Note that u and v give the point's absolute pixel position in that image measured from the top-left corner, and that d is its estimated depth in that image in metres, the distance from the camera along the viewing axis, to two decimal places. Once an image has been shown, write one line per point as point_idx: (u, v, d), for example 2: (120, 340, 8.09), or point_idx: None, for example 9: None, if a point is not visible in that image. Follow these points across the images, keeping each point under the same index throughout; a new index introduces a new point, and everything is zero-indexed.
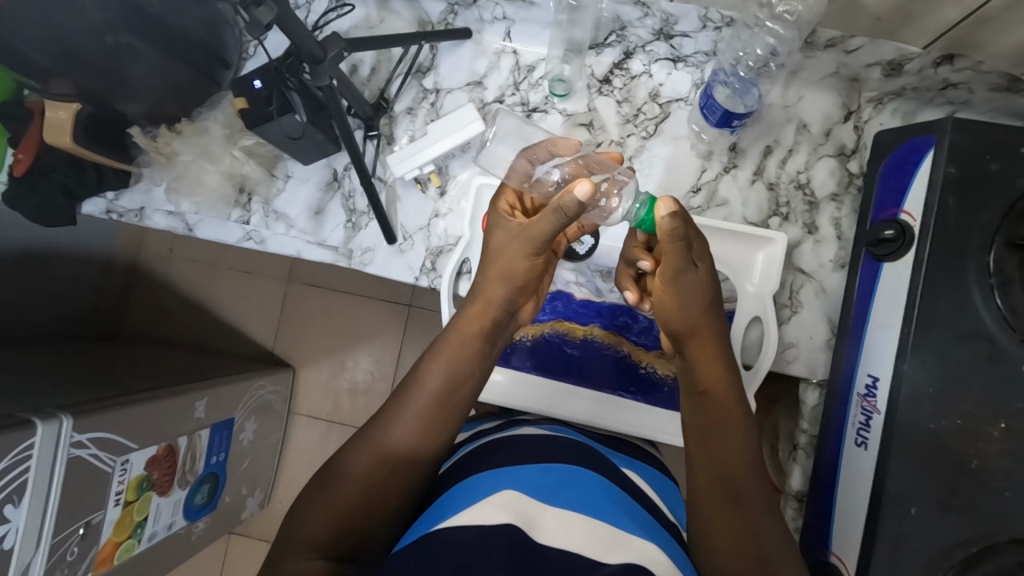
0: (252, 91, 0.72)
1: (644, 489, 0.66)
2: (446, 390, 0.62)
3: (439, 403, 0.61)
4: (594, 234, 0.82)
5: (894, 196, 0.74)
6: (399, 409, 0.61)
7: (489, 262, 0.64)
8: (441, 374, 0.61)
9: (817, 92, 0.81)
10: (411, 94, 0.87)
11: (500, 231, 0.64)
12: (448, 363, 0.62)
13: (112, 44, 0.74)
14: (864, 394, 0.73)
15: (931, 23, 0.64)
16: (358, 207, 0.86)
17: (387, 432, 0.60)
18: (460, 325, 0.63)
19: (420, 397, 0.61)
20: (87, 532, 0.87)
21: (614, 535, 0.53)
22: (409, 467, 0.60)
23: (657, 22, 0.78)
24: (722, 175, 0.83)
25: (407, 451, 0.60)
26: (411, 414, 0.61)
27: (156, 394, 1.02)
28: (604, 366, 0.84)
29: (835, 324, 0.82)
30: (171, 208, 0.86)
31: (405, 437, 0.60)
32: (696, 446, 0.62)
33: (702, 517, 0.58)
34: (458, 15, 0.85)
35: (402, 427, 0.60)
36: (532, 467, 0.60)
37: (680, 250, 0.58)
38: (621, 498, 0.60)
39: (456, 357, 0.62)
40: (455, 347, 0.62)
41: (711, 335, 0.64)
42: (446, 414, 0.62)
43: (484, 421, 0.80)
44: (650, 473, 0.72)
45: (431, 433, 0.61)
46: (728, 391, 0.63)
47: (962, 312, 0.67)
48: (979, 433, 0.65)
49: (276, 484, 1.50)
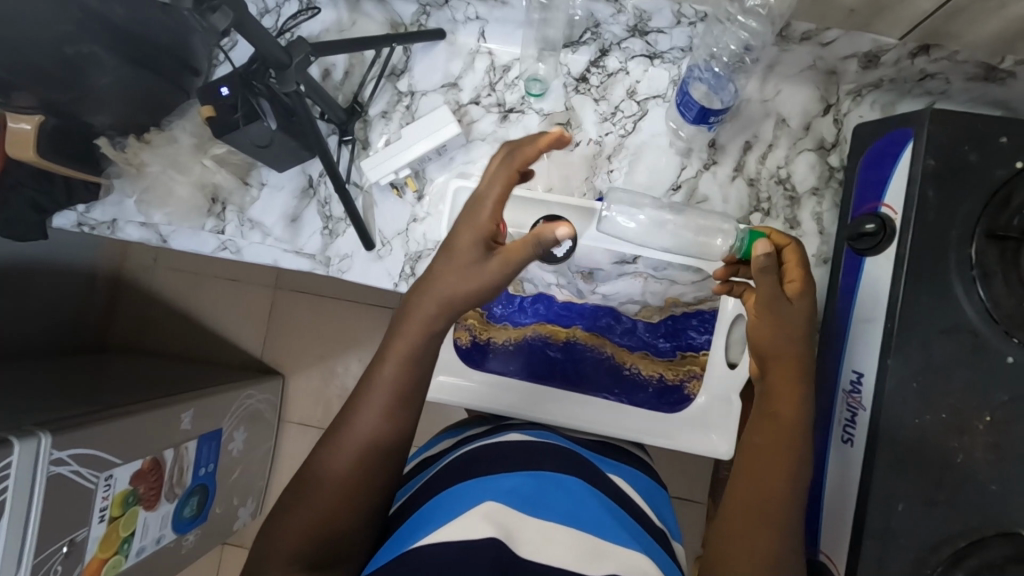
0: (218, 99, 0.71)
1: (631, 495, 0.65)
2: (405, 384, 0.61)
3: (404, 391, 0.61)
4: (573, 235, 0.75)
5: (874, 189, 0.73)
6: (361, 404, 0.60)
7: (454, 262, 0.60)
8: (399, 362, 0.60)
9: (795, 85, 0.80)
10: (386, 97, 0.85)
11: (465, 231, 0.61)
12: (406, 350, 0.60)
13: (71, 55, 0.74)
14: (849, 391, 0.72)
15: (905, 15, 0.64)
16: (334, 213, 0.84)
17: (353, 428, 0.59)
18: (410, 320, 0.61)
19: (381, 387, 0.60)
20: (71, 550, 0.85)
21: (597, 546, 0.53)
22: (382, 458, 0.59)
23: (631, 18, 0.77)
24: (701, 171, 0.82)
25: (375, 445, 0.59)
26: (374, 407, 0.60)
27: (141, 407, 1.00)
28: (588, 368, 0.83)
29: (819, 319, 0.81)
30: (143, 219, 0.85)
31: (370, 433, 0.59)
32: (738, 476, 0.61)
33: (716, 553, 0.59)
34: (430, 16, 0.83)
35: (368, 419, 0.59)
36: (514, 473, 0.59)
37: (773, 281, 0.61)
38: (607, 505, 0.59)
39: (411, 347, 0.60)
40: (415, 332, 0.60)
41: (797, 366, 0.62)
42: (409, 399, 0.61)
43: (469, 426, 0.79)
44: (637, 476, 0.71)
45: (398, 419, 0.60)
46: (797, 415, 0.61)
47: (945, 305, 0.66)
48: (965, 427, 0.65)
49: (268, 493, 1.48)
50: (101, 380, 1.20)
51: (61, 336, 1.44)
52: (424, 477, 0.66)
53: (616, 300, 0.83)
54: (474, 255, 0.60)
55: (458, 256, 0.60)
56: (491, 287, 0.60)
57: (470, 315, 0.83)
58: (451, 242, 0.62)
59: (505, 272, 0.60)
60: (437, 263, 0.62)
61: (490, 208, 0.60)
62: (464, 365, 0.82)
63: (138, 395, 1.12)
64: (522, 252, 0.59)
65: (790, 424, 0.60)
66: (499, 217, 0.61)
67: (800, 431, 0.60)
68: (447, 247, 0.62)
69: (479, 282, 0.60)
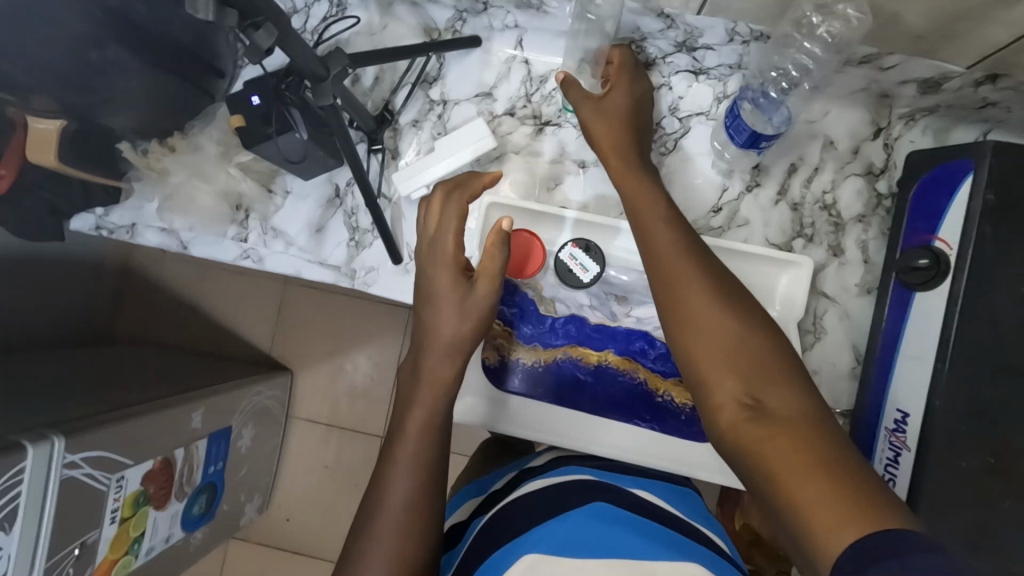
0: (249, 109, 0.67)
1: (653, 503, 0.64)
2: (429, 448, 0.60)
3: (428, 461, 0.59)
4: (599, 261, 0.77)
5: (928, 221, 0.70)
6: (384, 488, 0.58)
7: (437, 304, 0.62)
8: (420, 432, 0.60)
9: (845, 107, 0.77)
10: (417, 106, 0.82)
11: (434, 270, 0.63)
12: (424, 420, 0.60)
13: (95, 60, 0.68)
14: (892, 429, 0.70)
15: (974, 43, 0.60)
16: (361, 225, 0.82)
17: (380, 518, 0.57)
18: (427, 386, 0.61)
19: (403, 466, 0.58)
20: (82, 552, 0.84)
21: (638, 566, 0.50)
22: (420, 537, 0.57)
23: (680, 35, 0.73)
24: (744, 194, 0.79)
25: (409, 520, 0.57)
26: (399, 488, 0.57)
27: (153, 406, 0.98)
28: (618, 394, 0.79)
29: (860, 351, 0.78)
30: (163, 225, 0.82)
31: (402, 508, 0.57)
32: (652, 284, 0.56)
33: (689, 358, 0.50)
34: (466, 23, 0.80)
35: (395, 503, 0.57)
36: (545, 522, 0.57)
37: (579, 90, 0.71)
38: (637, 523, 0.57)
39: (431, 413, 0.61)
40: (432, 396, 0.61)
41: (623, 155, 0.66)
42: (435, 467, 0.59)
43: (491, 479, 0.77)
44: (658, 484, 0.70)
45: (427, 493, 0.58)
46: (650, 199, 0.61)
47: (998, 346, 0.63)
48: (1013, 474, 0.62)
49: (275, 489, 1.47)
50: (111, 374, 1.18)
51: (70, 328, 1.41)
52: (464, 543, 0.64)
53: (650, 324, 0.80)
54: (457, 287, 0.62)
55: (445, 299, 0.62)
56: (486, 312, 0.62)
57: (499, 334, 0.80)
58: (432, 293, 0.62)
59: (492, 294, 0.62)
60: (422, 312, 0.63)
61: (454, 245, 0.63)
62: (490, 386, 0.79)
63: (150, 391, 1.10)
64: (495, 264, 0.62)
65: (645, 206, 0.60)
66: (462, 252, 0.64)
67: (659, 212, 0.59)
68: (425, 298, 0.63)
69: (476, 315, 0.61)
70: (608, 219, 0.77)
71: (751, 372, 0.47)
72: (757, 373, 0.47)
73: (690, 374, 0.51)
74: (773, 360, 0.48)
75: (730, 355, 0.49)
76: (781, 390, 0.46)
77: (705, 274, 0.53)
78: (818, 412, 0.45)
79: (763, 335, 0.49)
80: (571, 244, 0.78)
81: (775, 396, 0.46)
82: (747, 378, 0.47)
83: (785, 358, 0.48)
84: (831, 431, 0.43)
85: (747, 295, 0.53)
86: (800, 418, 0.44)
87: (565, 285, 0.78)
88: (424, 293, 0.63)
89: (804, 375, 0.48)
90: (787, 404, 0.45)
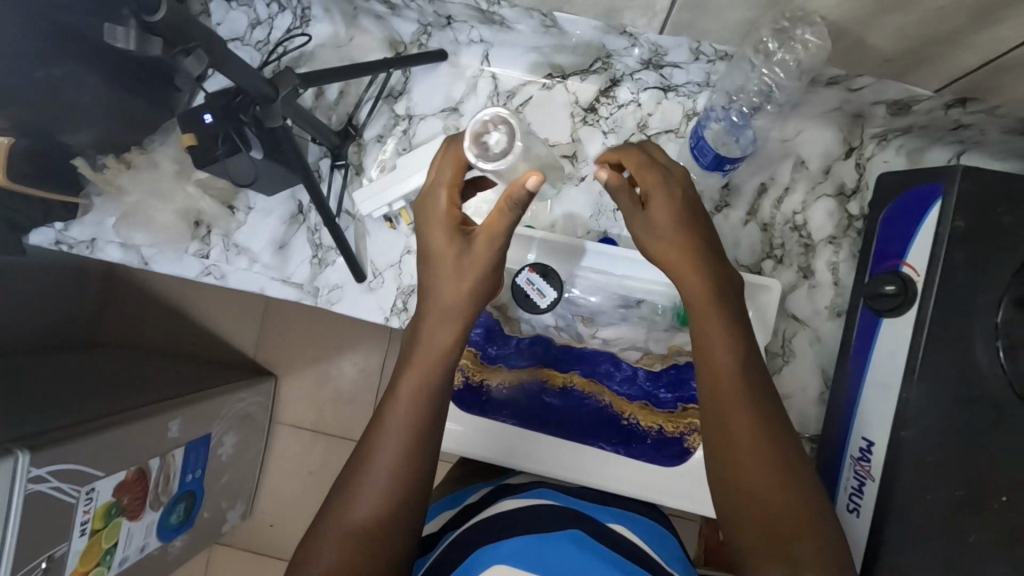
0: (201, 127, 0.63)
1: (631, 540, 0.62)
2: (423, 418, 0.53)
3: (418, 434, 0.53)
4: (557, 287, 0.75)
5: (897, 244, 0.68)
6: (362, 462, 0.52)
7: (436, 263, 0.56)
8: (414, 396, 0.54)
9: (817, 126, 0.76)
10: (382, 120, 0.81)
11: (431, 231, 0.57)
12: (415, 392, 0.54)
13: (42, 80, 0.65)
14: (858, 458, 0.68)
15: (943, 68, 0.58)
16: (324, 242, 0.80)
17: (353, 495, 0.51)
18: (424, 352, 0.55)
19: (394, 430, 0.53)
20: (50, 566, 0.80)
21: None
22: (403, 507, 0.52)
23: (645, 53, 0.70)
24: (713, 214, 0.78)
25: (394, 489, 0.52)
26: (377, 465, 0.52)
27: (132, 413, 0.96)
28: (583, 418, 0.77)
29: (829, 376, 0.77)
30: (122, 241, 0.81)
31: (387, 473, 0.52)
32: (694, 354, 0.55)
33: (719, 435, 0.52)
34: (432, 36, 0.78)
35: (371, 482, 0.51)
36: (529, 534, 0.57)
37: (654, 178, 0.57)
38: (611, 557, 0.56)
39: (428, 376, 0.54)
40: (427, 364, 0.55)
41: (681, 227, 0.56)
42: (428, 436, 0.54)
43: (470, 491, 0.74)
44: (634, 518, 0.68)
45: (415, 465, 0.53)
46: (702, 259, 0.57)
47: (964, 378, 0.61)
48: (979, 508, 0.61)
49: (259, 494, 1.39)
50: (85, 378, 1.14)
51: (52, 332, 1.35)
52: (433, 552, 0.62)
53: (617, 345, 0.80)
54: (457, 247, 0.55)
55: (444, 257, 0.55)
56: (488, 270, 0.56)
57: (464, 355, 0.78)
58: (428, 251, 0.57)
59: (493, 252, 0.54)
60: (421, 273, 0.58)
61: (448, 200, 0.56)
62: (456, 409, 0.76)
63: (124, 397, 1.06)
64: (502, 223, 0.53)
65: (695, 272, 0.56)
66: (458, 207, 0.57)
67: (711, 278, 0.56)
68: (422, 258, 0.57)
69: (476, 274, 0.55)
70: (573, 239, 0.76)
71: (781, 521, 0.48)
72: (787, 520, 0.48)
73: (718, 441, 0.52)
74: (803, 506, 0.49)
75: (761, 497, 0.49)
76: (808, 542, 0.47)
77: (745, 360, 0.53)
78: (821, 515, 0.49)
79: (798, 481, 0.50)
80: (528, 269, 0.76)
81: (801, 543, 0.47)
82: (776, 530, 0.48)
83: (814, 502, 0.49)
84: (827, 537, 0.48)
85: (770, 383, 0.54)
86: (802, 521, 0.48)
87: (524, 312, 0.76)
88: (422, 251, 0.58)
89: (833, 520, 0.49)
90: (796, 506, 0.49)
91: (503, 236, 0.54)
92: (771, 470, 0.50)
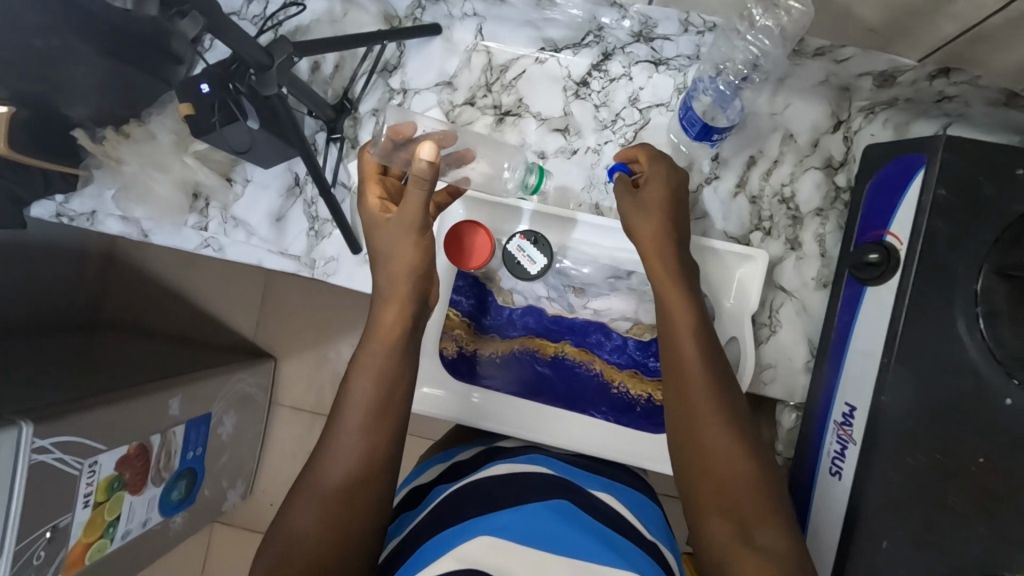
0: (197, 97, 0.65)
1: (616, 509, 0.63)
2: (385, 380, 0.56)
3: (376, 410, 0.55)
4: (547, 253, 0.77)
5: (880, 216, 0.70)
6: (332, 434, 0.54)
7: (382, 261, 0.61)
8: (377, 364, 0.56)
9: (805, 100, 0.77)
10: (377, 93, 0.82)
11: (371, 234, 0.62)
12: (378, 357, 0.57)
13: (41, 48, 0.66)
14: (841, 422, 0.70)
15: (926, 38, 0.59)
16: (320, 214, 0.82)
17: (320, 479, 0.52)
18: (375, 331, 0.58)
19: (359, 392, 0.55)
20: (54, 536, 0.82)
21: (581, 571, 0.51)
22: (378, 458, 0.53)
23: (635, 25, 0.72)
24: (703, 185, 0.79)
25: (368, 443, 0.53)
26: (346, 426, 0.54)
27: (129, 391, 0.96)
28: (574, 386, 0.79)
29: (815, 344, 0.79)
30: (122, 214, 0.83)
31: (358, 430, 0.54)
32: (668, 358, 0.61)
33: (690, 434, 0.55)
34: (426, 10, 0.79)
35: (343, 441, 0.53)
36: (539, 504, 0.58)
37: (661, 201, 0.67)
38: (596, 529, 0.57)
39: (385, 345, 0.57)
40: (383, 332, 0.58)
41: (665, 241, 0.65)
42: (392, 395, 0.56)
43: (460, 449, 0.76)
44: (623, 489, 0.69)
45: (385, 420, 0.55)
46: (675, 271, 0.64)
47: (944, 344, 0.63)
48: (958, 469, 0.62)
49: (259, 474, 1.41)
50: (87, 356, 1.16)
51: (51, 312, 1.35)
52: (418, 512, 0.63)
53: (607, 315, 0.80)
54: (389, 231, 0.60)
55: (383, 240, 0.60)
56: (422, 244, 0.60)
57: (456, 325, 0.81)
58: (374, 253, 0.62)
59: (418, 220, 0.58)
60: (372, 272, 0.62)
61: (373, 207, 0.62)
62: (453, 378, 0.80)
63: (124, 374, 1.08)
64: (416, 199, 0.56)
65: (674, 284, 0.63)
66: (381, 202, 0.63)
67: (689, 295, 0.62)
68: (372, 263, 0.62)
69: (418, 244, 0.59)
70: (565, 212, 0.77)
71: (744, 515, 0.50)
72: (753, 530, 0.50)
73: (686, 442, 0.55)
74: (770, 516, 0.50)
75: (724, 486, 0.52)
76: (768, 535, 0.49)
77: (711, 362, 0.58)
78: (781, 516, 0.51)
79: (766, 495, 0.51)
80: (520, 236, 0.77)
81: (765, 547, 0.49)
82: (740, 516, 0.50)
83: (780, 516, 0.51)
84: (787, 534, 0.50)
85: (736, 395, 0.57)
86: (764, 514, 0.50)
87: (513, 277, 0.78)
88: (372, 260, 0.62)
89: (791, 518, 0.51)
90: (760, 507, 0.51)
91: (418, 208, 0.57)
92: (736, 467, 0.53)
